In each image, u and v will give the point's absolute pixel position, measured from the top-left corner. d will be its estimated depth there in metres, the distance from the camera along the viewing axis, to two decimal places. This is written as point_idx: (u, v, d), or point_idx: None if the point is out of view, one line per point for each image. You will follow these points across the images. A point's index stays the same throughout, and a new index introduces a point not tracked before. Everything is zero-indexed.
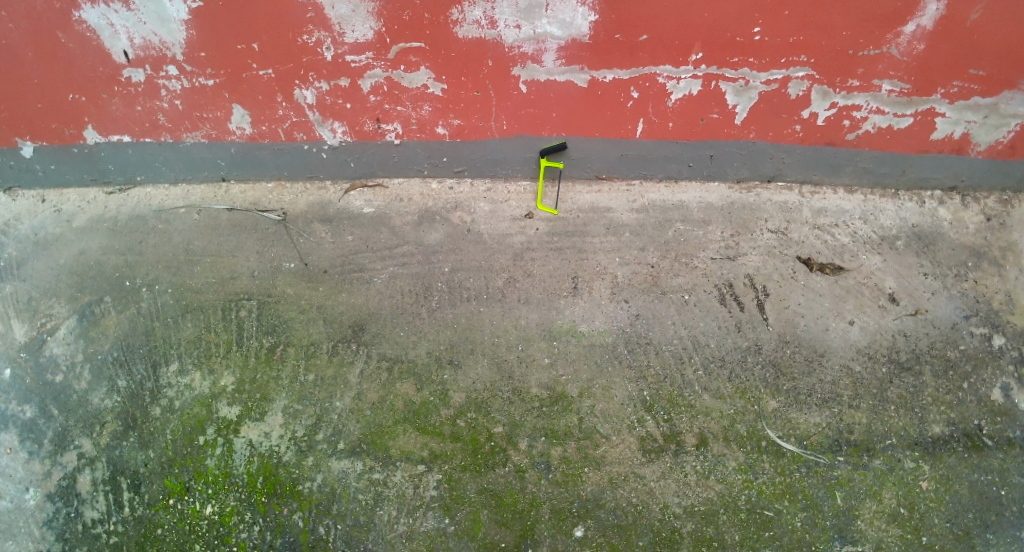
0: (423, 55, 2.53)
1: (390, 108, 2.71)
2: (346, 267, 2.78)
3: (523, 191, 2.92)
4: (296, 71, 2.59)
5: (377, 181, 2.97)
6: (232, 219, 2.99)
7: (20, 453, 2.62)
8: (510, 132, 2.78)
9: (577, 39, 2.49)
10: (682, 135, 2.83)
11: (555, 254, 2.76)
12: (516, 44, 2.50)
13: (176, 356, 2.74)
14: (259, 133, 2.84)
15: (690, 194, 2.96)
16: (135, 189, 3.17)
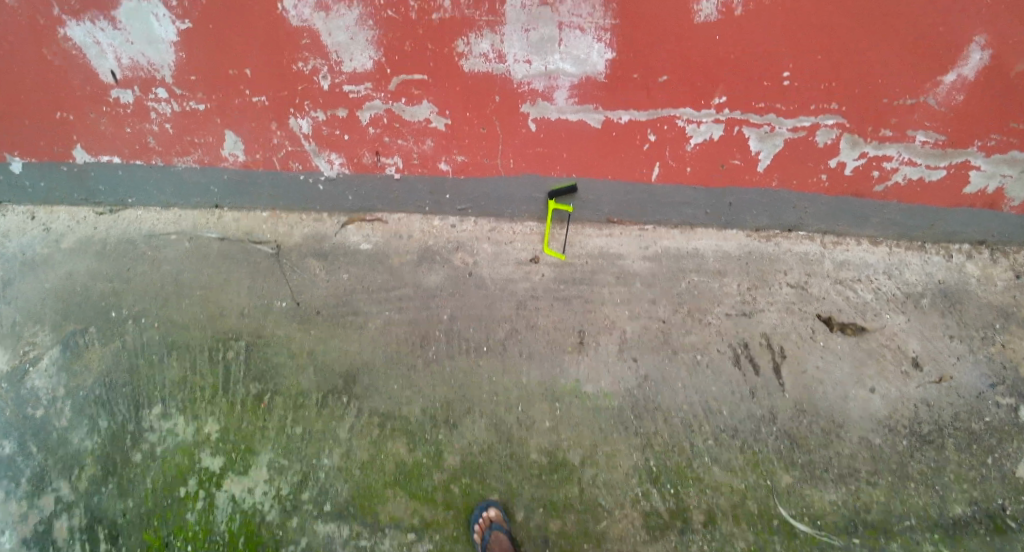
0: (426, 88, 2.31)
1: (390, 141, 2.48)
2: (340, 309, 2.62)
3: (528, 232, 2.74)
4: (290, 99, 2.38)
5: (375, 214, 2.79)
6: (224, 248, 2.86)
7: None
8: (515, 170, 2.58)
9: (593, 77, 2.27)
10: (700, 180, 2.64)
11: (561, 304, 2.59)
12: (525, 80, 2.28)
13: (160, 398, 2.58)
14: (252, 160, 2.66)
15: (705, 242, 2.79)
16: (126, 211, 3.02)
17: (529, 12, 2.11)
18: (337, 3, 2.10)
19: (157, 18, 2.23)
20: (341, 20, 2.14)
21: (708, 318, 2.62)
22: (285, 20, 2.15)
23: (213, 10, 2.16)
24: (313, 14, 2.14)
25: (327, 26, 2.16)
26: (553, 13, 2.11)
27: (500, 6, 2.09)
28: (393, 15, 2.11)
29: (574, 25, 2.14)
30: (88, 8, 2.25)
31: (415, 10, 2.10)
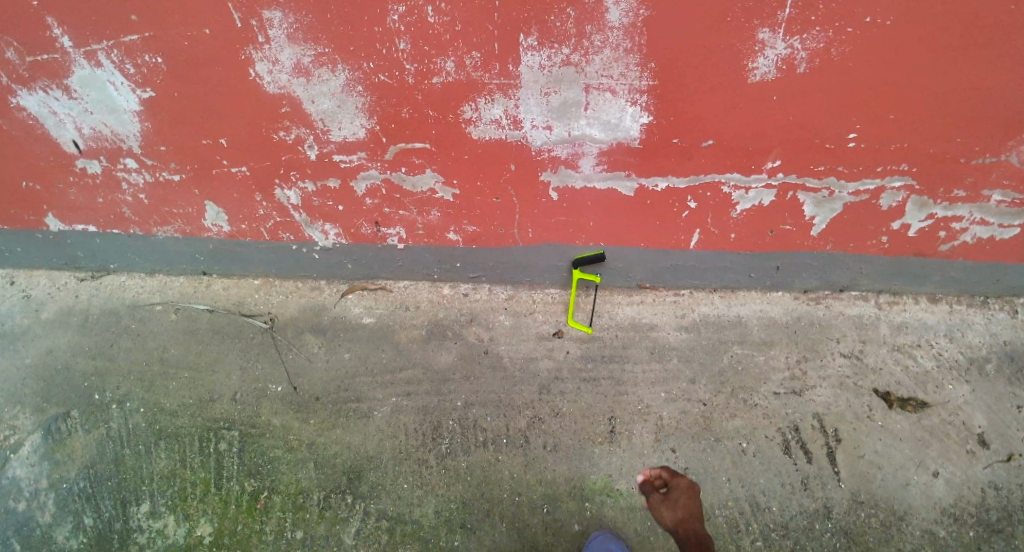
0: (428, 157, 2.00)
1: (390, 212, 2.20)
2: (341, 397, 2.38)
3: (551, 301, 2.55)
4: (274, 169, 2.08)
5: (378, 282, 2.56)
6: (213, 322, 2.60)
7: None
8: (536, 240, 2.33)
9: (624, 142, 1.96)
10: (746, 246, 2.46)
11: (588, 387, 2.38)
12: (547, 147, 1.96)
13: (148, 494, 2.37)
14: (239, 231, 2.38)
15: (744, 307, 2.61)
16: (109, 278, 2.80)
17: (549, 73, 1.79)
18: (318, 68, 1.80)
19: (116, 86, 1.94)
20: (324, 86, 1.83)
21: (753, 401, 2.41)
22: (260, 88, 1.86)
23: (180, 78, 1.87)
24: (291, 80, 1.83)
25: (309, 93, 1.85)
26: (578, 74, 1.79)
27: (512, 68, 1.77)
28: (385, 80, 1.80)
29: (603, 88, 1.82)
30: (37, 76, 1.94)
31: (411, 74, 1.79)
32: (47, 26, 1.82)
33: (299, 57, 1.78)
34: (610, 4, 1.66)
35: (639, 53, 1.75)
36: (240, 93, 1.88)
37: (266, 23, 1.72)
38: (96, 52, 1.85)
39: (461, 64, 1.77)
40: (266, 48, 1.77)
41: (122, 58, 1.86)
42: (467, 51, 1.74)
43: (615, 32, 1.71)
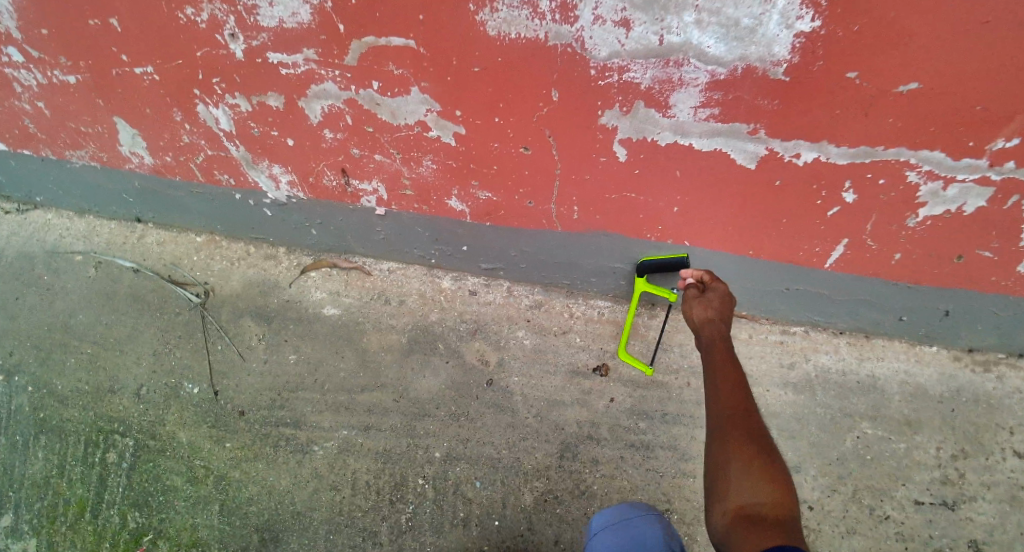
0: (413, 65, 1.19)
1: (361, 155, 1.43)
2: (271, 419, 1.65)
3: (595, 319, 1.72)
4: (190, 74, 1.37)
5: (354, 259, 1.81)
6: (135, 287, 1.92)
7: None
8: (583, 224, 1.52)
9: (755, 69, 1.09)
10: (910, 275, 1.59)
11: (633, 459, 1.57)
12: (618, 64, 1.12)
13: (11, 503, 1.73)
14: (164, 165, 1.70)
15: (884, 366, 1.82)
16: (35, 212, 2.14)
17: None
18: None
19: None
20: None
21: (882, 515, 1.67)
22: None
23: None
24: None
25: None
26: None
27: None
28: None
29: None
30: None
31: None
32: None
33: None
34: None
35: None
36: None
37: None
38: None
39: None
40: None
41: None
42: None
43: None
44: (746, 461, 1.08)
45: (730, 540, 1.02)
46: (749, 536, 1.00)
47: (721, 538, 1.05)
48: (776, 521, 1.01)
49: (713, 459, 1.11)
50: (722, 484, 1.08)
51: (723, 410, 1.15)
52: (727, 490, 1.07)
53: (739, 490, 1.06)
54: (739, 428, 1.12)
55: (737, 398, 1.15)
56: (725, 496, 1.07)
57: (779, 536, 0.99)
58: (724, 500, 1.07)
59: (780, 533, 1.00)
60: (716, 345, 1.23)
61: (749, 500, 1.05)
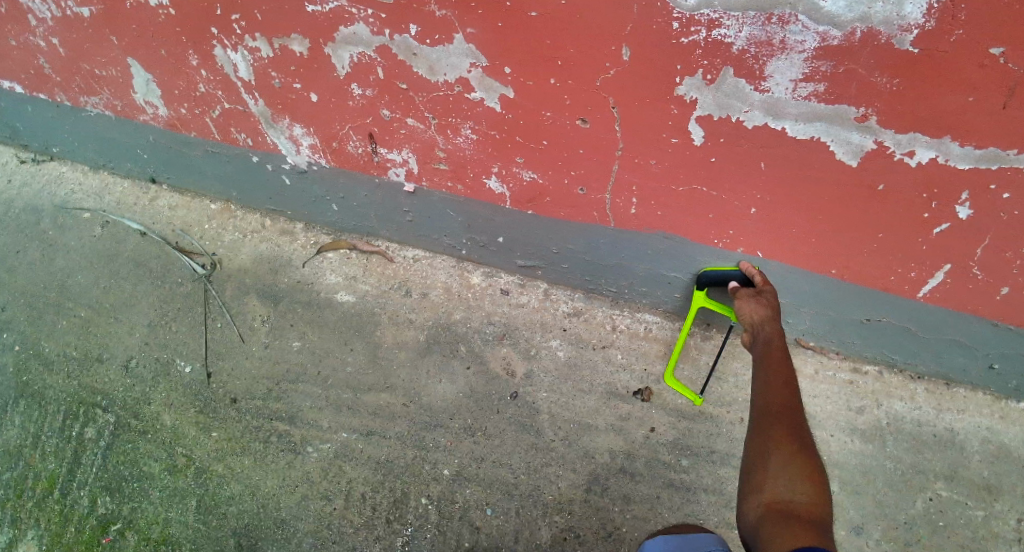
0: (458, 5, 1.01)
1: (394, 118, 1.26)
2: (264, 409, 1.47)
3: (639, 335, 1.51)
4: (208, 7, 1.20)
5: (376, 243, 1.64)
6: (139, 252, 1.78)
7: None
8: (639, 221, 1.32)
9: (877, 34, 0.89)
10: (1016, 316, 1.34)
11: (672, 500, 1.34)
12: (709, 18, 0.93)
13: None
14: (179, 119, 1.56)
15: (965, 420, 1.55)
16: (50, 165, 2.06)
17: None
18: None
19: None
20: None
21: None
22: None
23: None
24: None
25: None
26: None
27: None
28: None
29: None
30: None
31: None
32: None
33: None
34: None
35: None
36: None
37: None
38: None
39: None
40: None
41: None
42: None
43: None
44: (788, 454, 0.94)
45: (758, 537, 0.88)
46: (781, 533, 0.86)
47: (748, 535, 0.91)
48: (814, 524, 0.86)
49: (752, 448, 0.97)
50: (759, 475, 0.94)
51: (768, 399, 1.00)
52: (763, 482, 0.93)
53: (777, 483, 0.92)
54: (787, 419, 0.97)
55: (787, 389, 1.00)
56: (760, 488, 0.93)
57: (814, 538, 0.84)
58: (759, 491, 0.93)
59: (816, 535, 0.85)
60: (773, 341, 1.08)
61: (787, 497, 0.90)
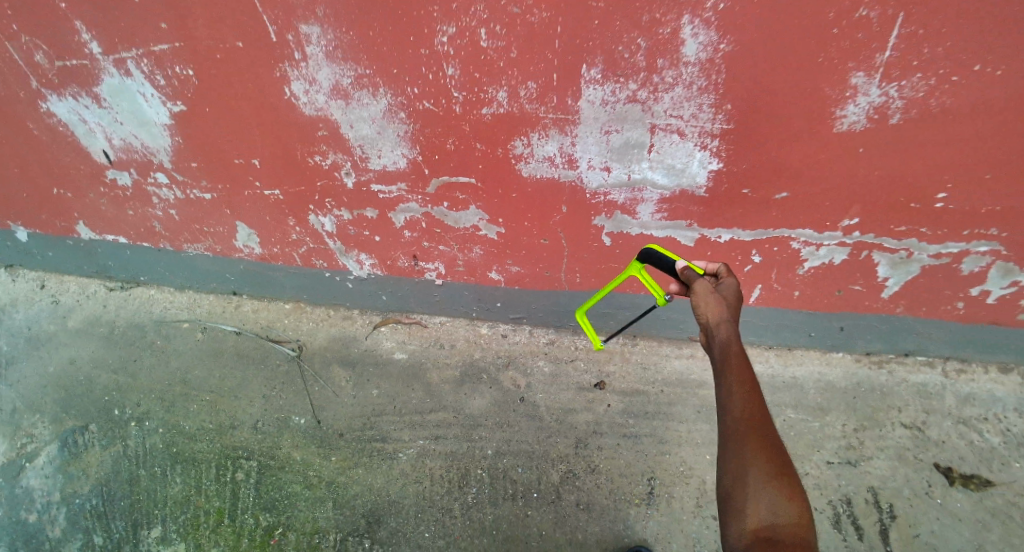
0: (472, 193, 1.97)
1: (430, 246, 2.17)
2: (365, 434, 2.29)
3: (593, 349, 2.40)
4: (310, 194, 2.07)
5: (413, 316, 2.48)
6: (239, 346, 2.53)
7: None
8: (585, 285, 2.20)
9: (689, 190, 1.84)
10: (810, 304, 2.23)
11: (628, 443, 2.23)
12: (602, 190, 1.90)
13: (160, 518, 2.31)
14: (270, 253, 2.34)
15: (803, 369, 2.43)
16: (139, 290, 2.76)
17: (613, 110, 1.70)
18: (358, 91, 1.77)
19: (146, 99, 1.89)
20: (363, 111, 1.81)
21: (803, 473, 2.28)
22: (296, 108, 1.84)
23: (206, 91, 1.83)
24: (330, 103, 1.81)
25: (348, 117, 1.83)
26: (645, 112, 1.69)
27: (571, 102, 1.70)
28: (430, 108, 1.77)
29: (670, 129, 1.71)
30: (67, 83, 1.89)
31: (458, 103, 1.75)
32: (76, 29, 1.77)
33: (338, 77, 1.75)
34: (687, 35, 1.54)
35: (714, 93, 1.62)
36: (274, 113, 1.85)
37: (303, 38, 1.69)
38: (125, 59, 1.80)
39: (514, 95, 1.71)
40: (302, 65, 1.74)
41: (152, 69, 1.81)
42: (523, 82, 1.68)
43: (691, 68, 1.59)
44: (761, 478, 1.37)
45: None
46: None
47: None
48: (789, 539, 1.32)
49: (733, 473, 1.40)
50: (742, 504, 1.36)
51: (740, 423, 1.42)
52: (746, 508, 1.36)
53: (758, 508, 1.35)
54: (756, 442, 1.40)
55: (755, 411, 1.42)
56: (744, 515, 1.36)
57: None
58: (744, 517, 1.35)
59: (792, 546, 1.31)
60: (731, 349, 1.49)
61: (765, 518, 1.35)
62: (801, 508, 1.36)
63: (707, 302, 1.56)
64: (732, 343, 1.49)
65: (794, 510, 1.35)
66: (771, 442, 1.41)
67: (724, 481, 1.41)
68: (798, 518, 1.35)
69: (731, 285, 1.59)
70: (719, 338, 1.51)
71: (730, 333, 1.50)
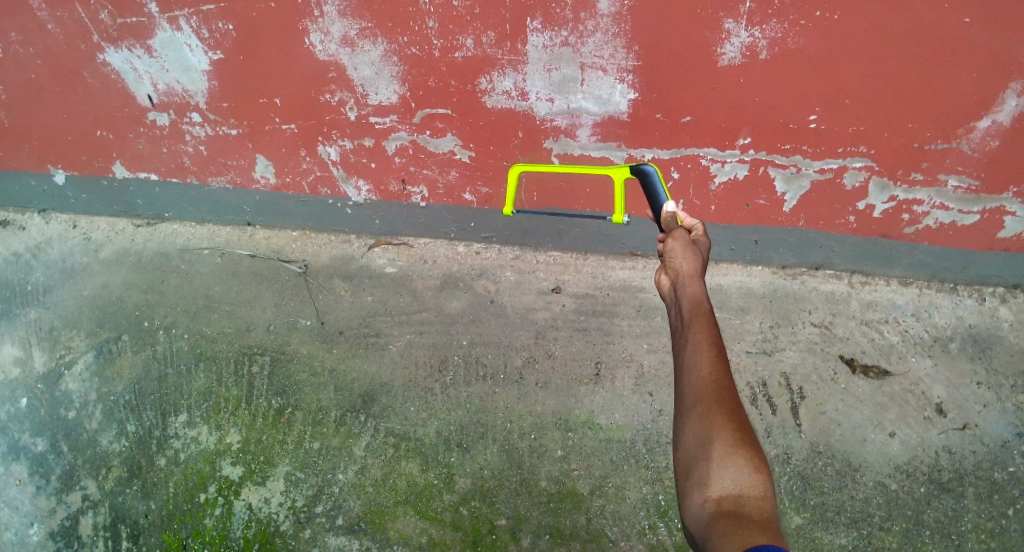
0: (449, 122, 2.44)
1: (415, 171, 2.69)
2: (362, 332, 2.77)
3: (552, 262, 2.94)
4: (318, 128, 2.54)
5: (401, 239, 3.02)
6: (253, 266, 3.00)
7: (29, 487, 2.54)
8: (541, 203, 2.77)
9: (615, 116, 2.32)
10: (725, 218, 2.73)
11: (579, 335, 2.71)
12: (549, 118, 2.37)
13: (186, 406, 2.65)
14: (282, 183, 2.85)
15: (728, 278, 2.87)
16: (163, 225, 3.17)
17: (551, 52, 2.16)
18: (361, 40, 2.21)
19: (190, 49, 2.33)
20: (366, 56, 2.25)
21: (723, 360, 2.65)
22: (313, 54, 2.26)
23: (246, 46, 2.27)
24: (338, 50, 2.24)
25: (353, 61, 2.27)
26: (575, 54, 2.16)
27: (521, 46, 2.15)
28: (416, 53, 2.21)
29: (597, 67, 2.18)
30: (125, 36, 2.33)
31: (438, 49, 2.20)
32: None
33: (346, 30, 2.19)
34: None
35: (624, 37, 2.09)
36: (291, 57, 2.28)
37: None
38: (177, 17, 2.24)
39: (479, 42, 2.16)
40: (319, 20, 2.17)
41: (199, 24, 2.24)
42: (485, 31, 2.13)
43: (606, 19, 2.06)
44: (727, 448, 1.29)
45: (708, 531, 1.22)
46: (728, 534, 1.19)
47: (699, 524, 1.26)
48: (758, 517, 1.21)
49: (695, 440, 1.32)
50: (705, 473, 1.28)
51: (705, 388, 1.35)
52: (709, 478, 1.27)
53: (721, 479, 1.27)
54: (722, 410, 1.32)
55: (722, 376, 1.36)
56: (707, 485, 1.27)
57: (757, 538, 1.16)
58: (707, 488, 1.27)
59: (761, 527, 1.19)
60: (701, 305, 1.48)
61: (730, 491, 1.26)
62: (769, 483, 1.26)
63: (680, 255, 1.57)
64: (701, 299, 1.48)
65: (761, 484, 1.26)
66: (739, 412, 1.32)
67: (686, 449, 1.34)
68: (765, 496, 1.24)
69: (702, 243, 1.63)
70: (688, 291, 1.50)
71: (699, 287, 1.50)
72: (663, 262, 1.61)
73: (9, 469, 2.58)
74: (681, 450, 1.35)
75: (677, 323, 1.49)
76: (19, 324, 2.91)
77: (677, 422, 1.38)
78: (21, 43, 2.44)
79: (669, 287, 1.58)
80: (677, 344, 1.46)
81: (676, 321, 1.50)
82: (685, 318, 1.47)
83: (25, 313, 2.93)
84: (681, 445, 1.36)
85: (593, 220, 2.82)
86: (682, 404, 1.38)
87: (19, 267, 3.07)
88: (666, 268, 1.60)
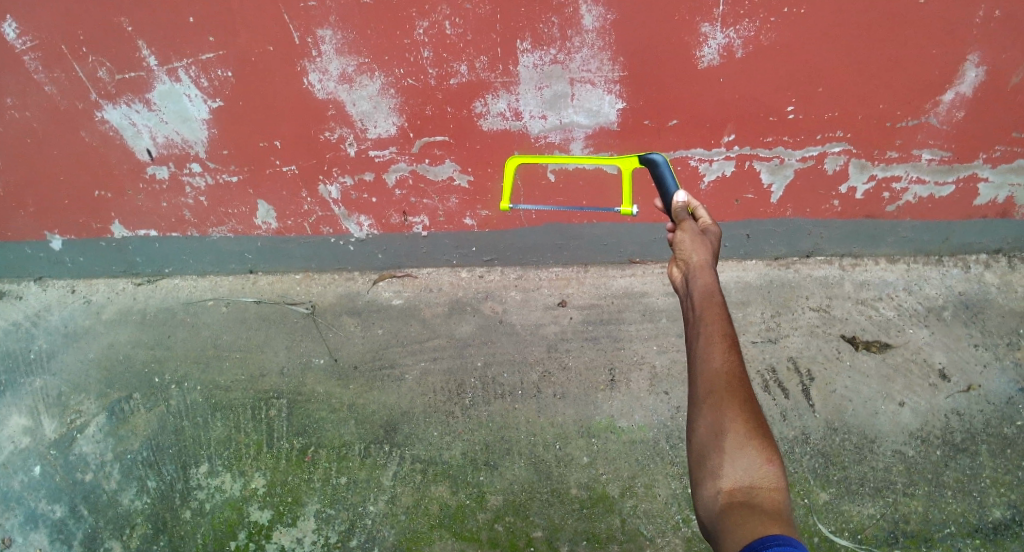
0: (447, 149, 2.58)
1: (415, 201, 2.81)
2: (377, 364, 2.80)
3: (554, 278, 3.03)
4: (319, 166, 2.68)
5: (405, 271, 3.10)
6: (260, 311, 3.03)
7: None
8: (538, 219, 2.89)
9: (607, 126, 2.46)
10: (717, 215, 2.84)
11: (590, 344, 2.78)
12: (544, 135, 2.50)
13: (207, 456, 2.59)
14: (284, 227, 2.95)
15: (725, 274, 2.98)
16: (164, 281, 3.19)
17: (542, 70, 2.31)
18: (359, 76, 2.36)
19: (189, 98, 2.46)
20: (363, 91, 2.40)
21: None
22: (311, 94, 2.41)
23: (246, 88, 2.41)
24: (336, 87, 2.39)
25: (351, 97, 2.42)
26: (564, 70, 2.31)
27: (513, 68, 2.30)
28: (413, 83, 2.37)
29: (585, 81, 2.33)
30: (123, 92, 2.44)
31: (433, 77, 2.35)
32: (138, 47, 2.31)
33: (344, 67, 2.34)
34: (585, 12, 2.15)
35: (609, 50, 2.24)
36: (294, 100, 2.44)
37: (319, 40, 2.27)
38: (176, 68, 2.36)
39: (473, 67, 2.31)
40: (317, 60, 2.32)
41: (198, 73, 2.37)
42: (477, 56, 2.28)
43: (591, 34, 2.21)
44: (740, 439, 1.21)
45: (720, 522, 1.14)
46: (740, 523, 1.11)
47: (711, 516, 1.18)
48: (774, 512, 1.13)
49: (708, 431, 1.24)
50: (718, 463, 1.20)
51: (718, 379, 1.27)
52: (721, 469, 1.20)
53: (734, 470, 1.19)
54: (735, 402, 1.24)
55: (736, 366, 1.28)
56: (719, 475, 1.19)
57: (770, 528, 1.09)
58: (719, 478, 1.19)
59: (774, 520, 1.11)
60: (702, 295, 1.40)
61: (742, 482, 1.18)
62: (781, 475, 1.19)
63: (691, 246, 1.50)
64: (713, 290, 1.40)
65: (774, 476, 1.18)
66: (753, 404, 1.24)
67: (698, 440, 1.25)
68: (778, 489, 1.17)
69: (713, 233, 1.54)
70: (699, 282, 1.43)
71: (711, 278, 1.42)
72: (673, 253, 1.53)
73: (28, 539, 2.48)
74: (693, 441, 1.27)
75: (690, 315, 1.41)
76: (26, 393, 2.84)
77: (688, 414, 1.29)
78: (18, 107, 2.52)
79: (681, 278, 1.50)
80: (688, 337, 1.37)
81: (688, 313, 1.42)
82: (697, 310, 1.39)
83: (30, 382, 2.87)
84: (693, 436, 1.27)
85: (590, 231, 2.94)
86: (694, 396, 1.30)
87: (20, 335, 3.04)
88: (677, 259, 1.52)
